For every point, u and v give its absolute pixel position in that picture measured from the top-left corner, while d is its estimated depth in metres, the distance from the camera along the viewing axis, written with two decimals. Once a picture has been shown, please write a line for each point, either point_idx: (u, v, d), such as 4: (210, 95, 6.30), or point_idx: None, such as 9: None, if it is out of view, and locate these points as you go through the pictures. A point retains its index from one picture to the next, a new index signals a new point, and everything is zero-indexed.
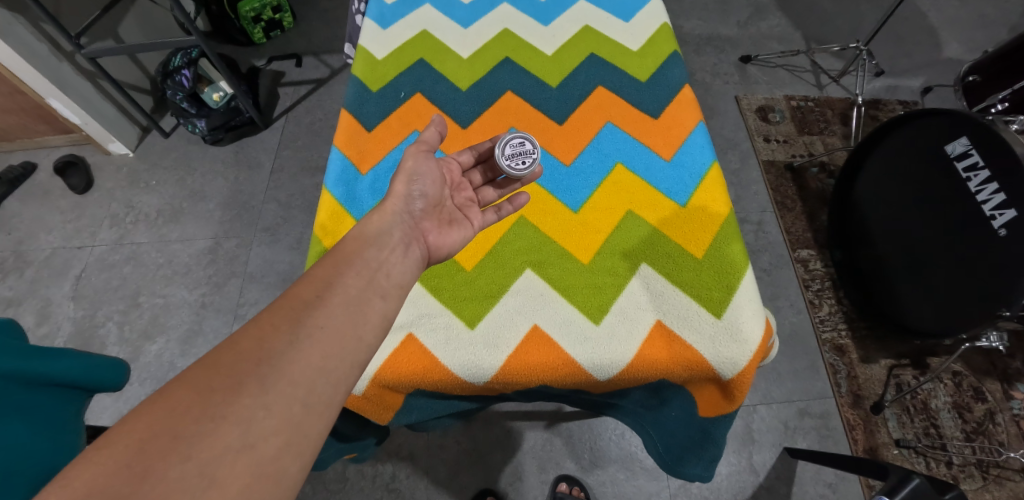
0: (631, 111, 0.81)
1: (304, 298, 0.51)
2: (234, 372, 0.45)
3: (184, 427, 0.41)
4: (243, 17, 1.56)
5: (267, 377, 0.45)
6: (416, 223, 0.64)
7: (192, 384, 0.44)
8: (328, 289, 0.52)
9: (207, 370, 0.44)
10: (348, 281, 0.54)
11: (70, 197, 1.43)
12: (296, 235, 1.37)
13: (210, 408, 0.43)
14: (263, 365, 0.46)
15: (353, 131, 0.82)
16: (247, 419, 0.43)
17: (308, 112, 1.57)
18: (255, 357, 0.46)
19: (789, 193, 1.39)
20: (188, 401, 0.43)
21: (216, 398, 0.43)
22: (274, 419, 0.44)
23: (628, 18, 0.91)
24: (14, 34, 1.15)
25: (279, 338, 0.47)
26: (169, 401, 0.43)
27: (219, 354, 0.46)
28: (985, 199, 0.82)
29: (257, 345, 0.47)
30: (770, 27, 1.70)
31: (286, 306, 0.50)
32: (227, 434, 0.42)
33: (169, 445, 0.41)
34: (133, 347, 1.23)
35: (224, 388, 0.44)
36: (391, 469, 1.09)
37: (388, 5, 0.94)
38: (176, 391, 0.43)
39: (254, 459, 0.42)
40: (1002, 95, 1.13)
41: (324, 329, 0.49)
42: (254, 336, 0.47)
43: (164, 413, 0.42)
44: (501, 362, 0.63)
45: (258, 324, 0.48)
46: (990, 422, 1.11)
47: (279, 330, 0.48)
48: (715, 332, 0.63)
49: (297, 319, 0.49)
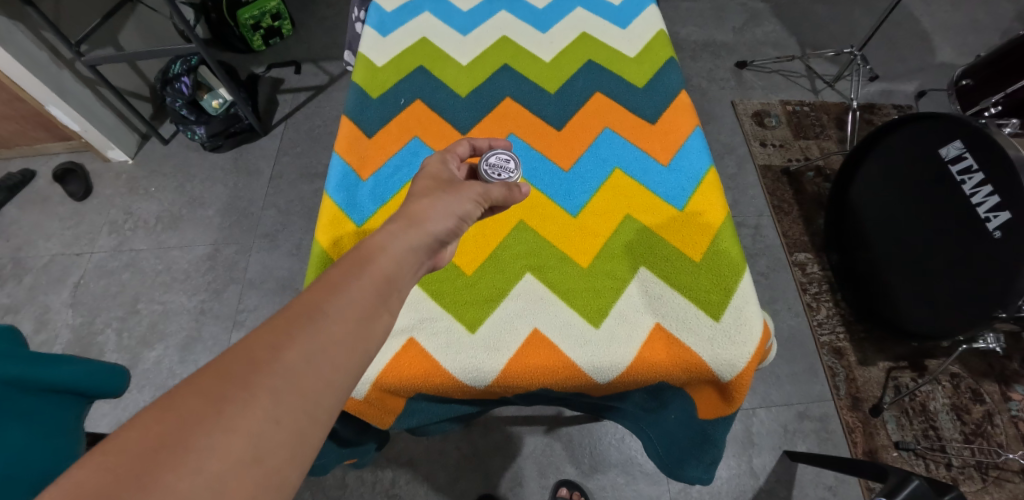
0: (628, 117, 0.82)
1: (314, 303, 0.44)
2: (250, 376, 0.39)
3: (197, 440, 0.36)
4: (242, 24, 1.57)
5: (284, 385, 0.40)
6: (445, 225, 0.56)
7: (202, 391, 0.38)
8: (340, 298, 0.45)
9: (221, 370, 0.39)
10: (364, 289, 0.47)
11: (69, 204, 1.44)
12: (295, 241, 1.38)
13: (224, 422, 0.37)
14: (279, 379, 0.40)
15: (353, 137, 0.82)
16: (258, 434, 0.38)
17: (307, 118, 1.58)
18: (273, 363, 0.40)
19: (785, 197, 1.40)
20: (201, 408, 0.37)
21: (230, 411, 0.38)
22: (286, 432, 0.39)
23: (626, 25, 0.92)
24: (14, 42, 1.16)
25: (297, 347, 0.41)
26: (179, 409, 0.37)
27: (231, 361, 0.40)
28: (980, 202, 0.83)
29: (271, 352, 0.41)
30: (765, 32, 1.71)
31: (302, 307, 0.44)
32: (237, 446, 0.37)
33: (178, 455, 0.36)
34: (132, 353, 1.23)
35: (238, 400, 0.38)
36: (391, 476, 1.08)
37: (388, 13, 0.95)
38: (186, 398, 0.38)
39: (263, 474, 0.37)
40: (995, 98, 1.15)
41: (340, 345, 0.43)
42: (270, 339, 0.41)
43: (178, 422, 0.37)
44: (502, 365, 0.63)
45: (272, 328, 0.42)
46: (988, 423, 1.12)
47: (297, 336, 0.42)
48: (712, 334, 0.63)
49: (310, 329, 0.42)
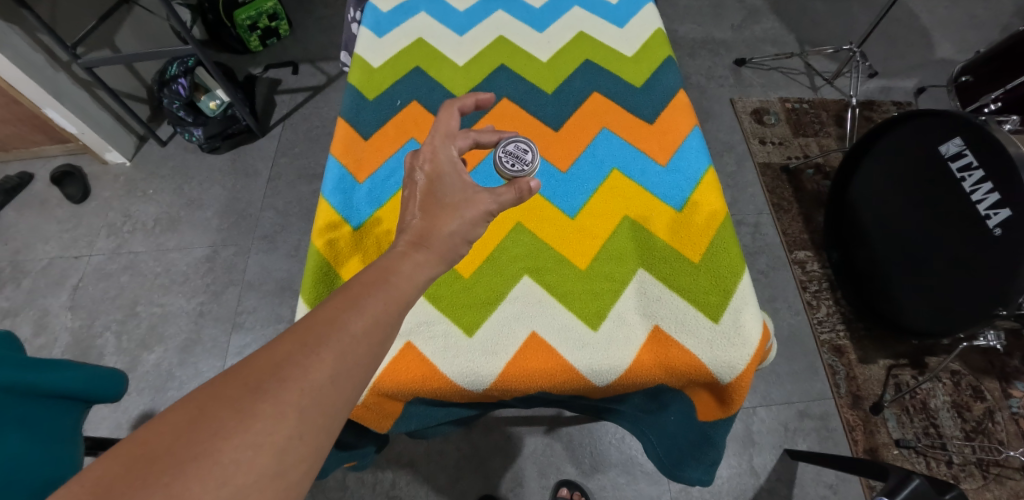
0: (627, 117, 0.82)
1: (335, 318, 0.43)
2: (276, 388, 0.38)
3: (223, 451, 0.36)
4: (239, 25, 1.56)
5: (309, 400, 0.39)
6: (453, 232, 0.55)
7: (229, 399, 0.37)
8: (358, 313, 0.44)
9: (246, 379, 0.38)
10: (383, 305, 0.45)
11: (66, 207, 1.43)
12: (294, 242, 1.37)
13: (250, 435, 0.36)
14: (305, 396, 0.39)
15: (349, 139, 0.82)
16: (283, 449, 0.37)
17: (304, 119, 1.57)
18: (297, 378, 0.39)
19: (785, 195, 1.40)
20: (227, 419, 0.37)
21: (256, 424, 0.37)
22: (308, 447, 0.38)
23: (623, 24, 0.91)
24: (10, 45, 1.15)
25: (321, 364, 0.40)
26: (206, 417, 0.37)
27: (258, 373, 0.39)
28: (980, 199, 0.83)
29: (296, 366, 0.39)
30: (763, 29, 1.71)
31: (321, 319, 0.42)
32: (262, 460, 0.36)
33: (203, 465, 0.35)
34: (131, 356, 1.22)
35: (264, 413, 0.37)
36: (391, 477, 1.08)
37: (383, 14, 0.95)
38: (213, 407, 0.37)
39: (285, 489, 0.37)
40: (995, 95, 1.13)
41: (363, 364, 0.42)
42: (294, 349, 0.40)
43: (205, 432, 0.36)
44: (501, 369, 0.63)
45: (296, 342, 0.41)
46: (989, 420, 1.12)
47: (321, 353, 0.40)
48: (712, 336, 0.63)
49: (332, 346, 0.41)
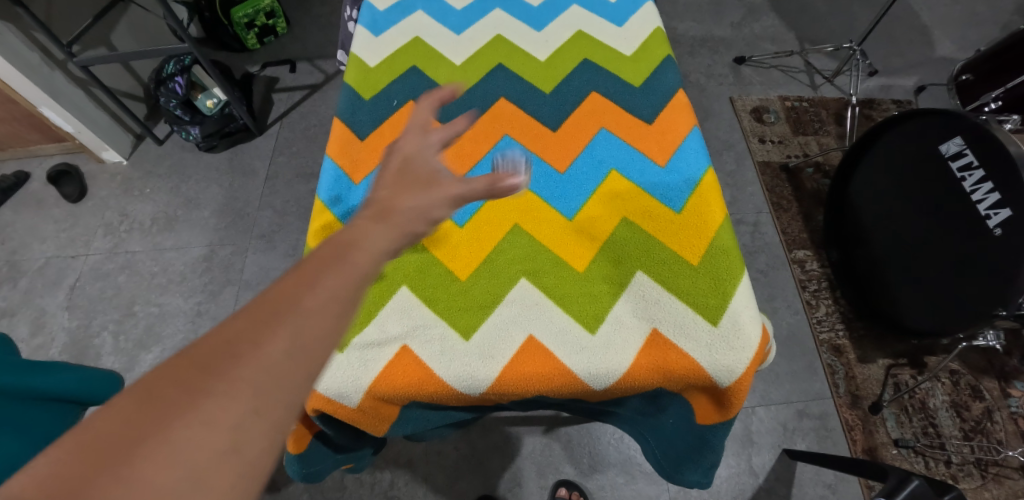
0: (626, 117, 0.81)
1: (294, 293, 0.35)
2: (228, 366, 0.31)
3: (166, 436, 0.29)
4: (236, 23, 1.56)
5: (263, 380, 0.32)
6: None
7: (178, 379, 0.31)
8: (322, 288, 0.36)
9: (197, 358, 0.32)
10: (348, 285, 0.37)
11: (63, 206, 1.43)
12: (291, 242, 1.37)
13: (196, 418, 0.30)
14: (258, 375, 0.32)
15: (346, 140, 0.81)
16: (234, 434, 0.31)
17: (302, 118, 1.57)
18: (246, 355, 0.32)
19: (784, 194, 1.39)
20: (173, 399, 0.30)
21: (204, 403, 0.30)
22: (259, 435, 0.31)
23: (622, 23, 0.90)
24: (6, 42, 1.14)
25: (274, 340, 0.32)
26: (151, 400, 0.30)
27: (207, 351, 0.32)
28: (981, 199, 0.82)
29: (249, 342, 0.32)
30: (763, 27, 1.70)
31: (275, 300, 0.34)
32: (208, 447, 0.30)
33: (142, 454, 0.29)
34: (128, 356, 1.22)
35: (215, 390, 0.31)
36: (390, 477, 1.08)
37: (380, 12, 0.94)
38: (159, 388, 0.31)
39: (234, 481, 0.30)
40: (995, 93, 1.13)
41: (325, 344, 0.34)
42: (248, 327, 0.33)
43: (150, 413, 0.30)
44: (497, 373, 0.62)
45: (252, 317, 0.34)
46: (987, 420, 1.12)
47: (275, 328, 0.33)
48: (711, 339, 0.63)
49: (289, 322, 0.33)
